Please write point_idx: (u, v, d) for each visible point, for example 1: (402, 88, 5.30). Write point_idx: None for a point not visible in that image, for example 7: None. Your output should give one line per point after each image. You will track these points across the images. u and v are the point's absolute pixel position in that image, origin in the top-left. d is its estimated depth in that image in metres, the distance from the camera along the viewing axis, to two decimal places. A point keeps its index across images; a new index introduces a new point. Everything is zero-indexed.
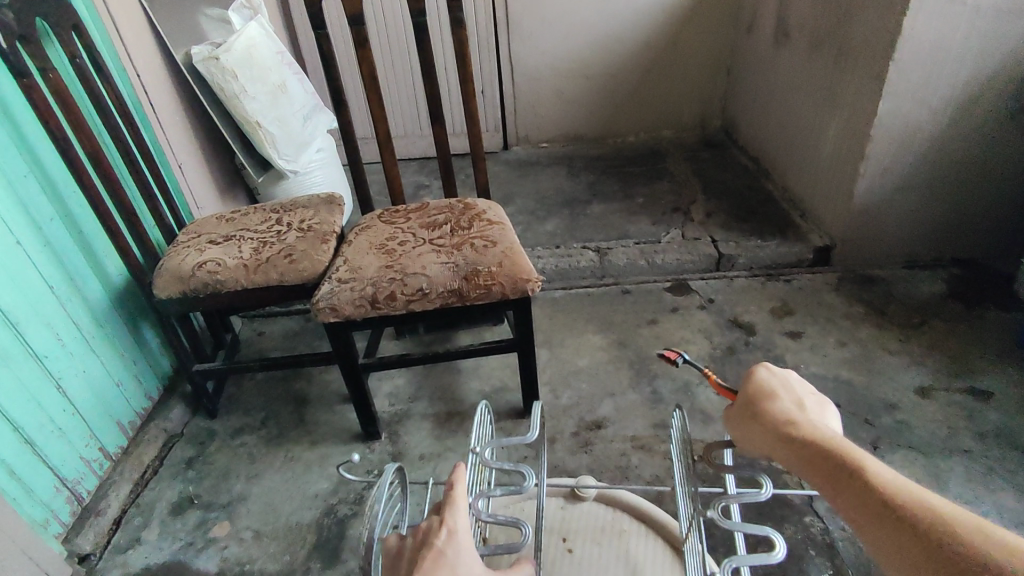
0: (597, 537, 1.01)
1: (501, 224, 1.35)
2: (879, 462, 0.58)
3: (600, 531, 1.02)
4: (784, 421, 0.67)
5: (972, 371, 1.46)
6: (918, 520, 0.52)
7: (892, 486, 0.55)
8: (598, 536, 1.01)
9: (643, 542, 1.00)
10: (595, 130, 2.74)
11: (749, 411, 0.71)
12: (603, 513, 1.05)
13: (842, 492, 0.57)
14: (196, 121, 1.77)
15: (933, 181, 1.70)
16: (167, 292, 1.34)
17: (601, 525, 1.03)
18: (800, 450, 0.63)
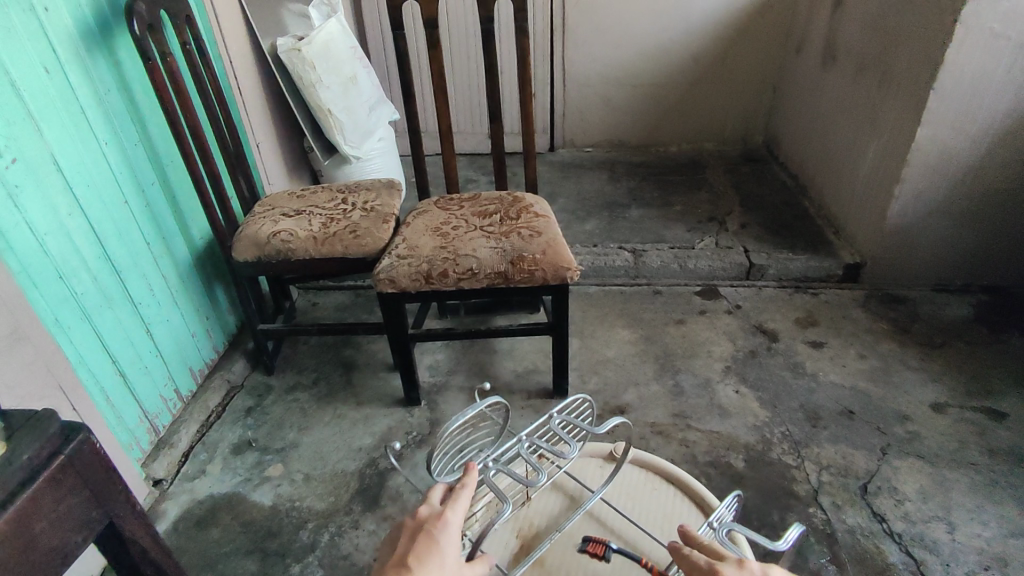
0: (631, 493, 1.12)
1: (546, 217, 1.48)
2: None
3: (635, 489, 1.12)
4: None
5: (987, 392, 1.51)
6: None
7: None
8: (632, 492, 1.12)
9: (674, 503, 1.10)
10: (639, 138, 2.84)
11: None
12: (637, 474, 1.15)
13: None
14: (275, 105, 1.94)
15: (967, 207, 1.75)
16: (244, 256, 1.50)
17: (634, 483, 1.14)
18: None
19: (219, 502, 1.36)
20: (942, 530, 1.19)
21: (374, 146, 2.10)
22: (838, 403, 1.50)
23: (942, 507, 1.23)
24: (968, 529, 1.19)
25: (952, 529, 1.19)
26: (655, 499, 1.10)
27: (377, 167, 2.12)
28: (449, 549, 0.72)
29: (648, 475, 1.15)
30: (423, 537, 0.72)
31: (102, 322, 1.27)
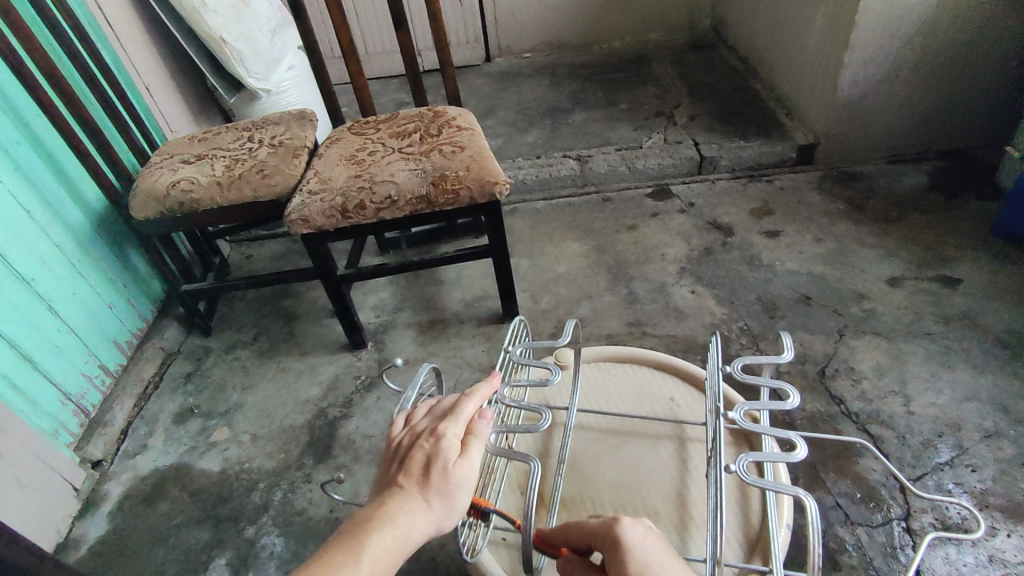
0: (596, 390, 1.01)
1: (470, 129, 1.34)
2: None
3: (596, 385, 1.01)
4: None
5: (943, 260, 1.47)
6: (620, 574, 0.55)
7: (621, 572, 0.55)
8: (597, 390, 1.01)
9: (641, 377, 1.03)
10: (579, 36, 2.63)
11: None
12: (591, 369, 1.04)
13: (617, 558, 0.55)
14: (161, 39, 1.72)
15: (920, 69, 1.64)
16: (144, 214, 1.35)
17: (592, 381, 1.02)
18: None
19: (165, 475, 1.30)
20: (899, 404, 1.18)
21: (284, 76, 1.89)
22: (796, 291, 1.46)
23: (898, 381, 1.22)
24: (924, 400, 1.17)
25: (909, 402, 1.18)
26: (622, 382, 1.01)
27: (293, 98, 1.92)
28: (442, 460, 0.60)
29: (601, 367, 1.05)
30: (417, 451, 0.61)
31: None
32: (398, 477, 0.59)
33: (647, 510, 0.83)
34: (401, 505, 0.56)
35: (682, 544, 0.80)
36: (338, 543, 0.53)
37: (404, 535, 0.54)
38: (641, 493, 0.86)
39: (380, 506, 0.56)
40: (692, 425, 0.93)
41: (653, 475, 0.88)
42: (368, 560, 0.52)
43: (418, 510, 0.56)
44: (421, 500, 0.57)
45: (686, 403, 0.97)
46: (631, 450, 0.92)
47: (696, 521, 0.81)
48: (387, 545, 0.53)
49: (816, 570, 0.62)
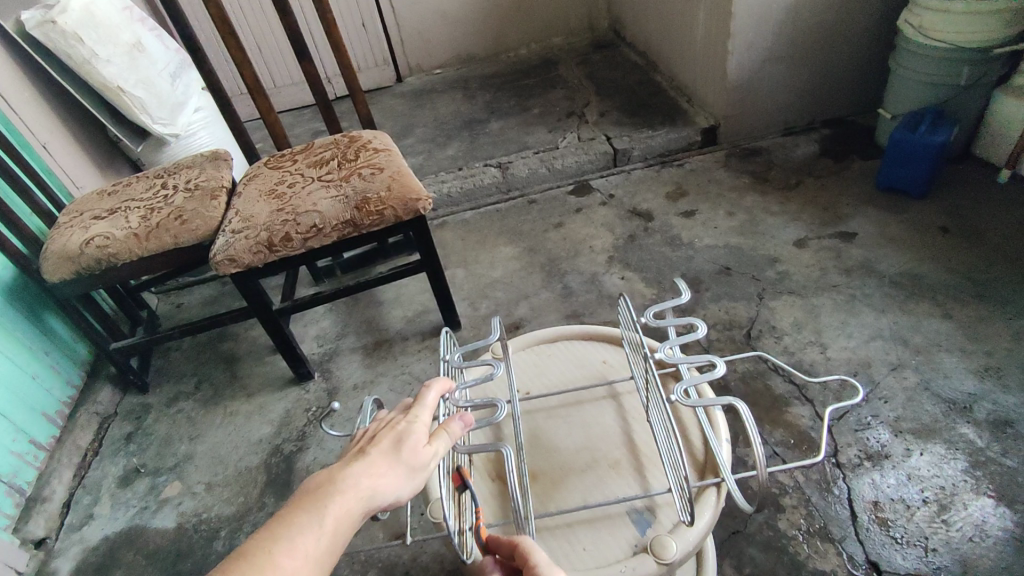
0: (534, 373, 1.01)
1: (387, 150, 1.37)
2: None
3: (532, 368, 1.02)
4: None
5: (840, 218, 1.61)
6: None
7: None
8: (535, 373, 1.01)
9: (573, 350, 1.04)
10: (485, 48, 2.70)
11: None
12: (524, 355, 1.05)
13: None
14: (54, 95, 1.66)
15: (796, 48, 1.79)
16: (57, 275, 1.29)
17: (528, 366, 1.03)
18: None
19: (117, 541, 1.25)
20: (817, 352, 1.28)
21: (191, 118, 1.85)
22: (715, 264, 1.56)
23: (814, 332, 1.32)
24: (838, 345, 1.29)
25: (825, 349, 1.28)
26: (556, 359, 1.03)
27: (204, 140, 1.89)
28: (413, 437, 0.57)
29: (533, 350, 1.06)
30: (384, 430, 0.59)
31: None
32: (363, 448, 0.56)
33: (608, 463, 0.85)
34: (367, 469, 0.52)
35: (644, 483, 0.81)
36: (301, 499, 0.48)
37: (367, 499, 0.50)
38: (597, 450, 0.87)
39: (346, 465, 0.52)
40: (624, 381, 0.95)
41: (602, 432, 0.89)
42: (332, 521, 0.47)
43: (383, 476, 0.53)
44: (388, 466, 0.54)
45: (618, 361, 1.00)
46: (576, 415, 0.93)
47: (652, 458, 0.84)
48: (351, 506, 0.49)
49: (762, 461, 0.67)
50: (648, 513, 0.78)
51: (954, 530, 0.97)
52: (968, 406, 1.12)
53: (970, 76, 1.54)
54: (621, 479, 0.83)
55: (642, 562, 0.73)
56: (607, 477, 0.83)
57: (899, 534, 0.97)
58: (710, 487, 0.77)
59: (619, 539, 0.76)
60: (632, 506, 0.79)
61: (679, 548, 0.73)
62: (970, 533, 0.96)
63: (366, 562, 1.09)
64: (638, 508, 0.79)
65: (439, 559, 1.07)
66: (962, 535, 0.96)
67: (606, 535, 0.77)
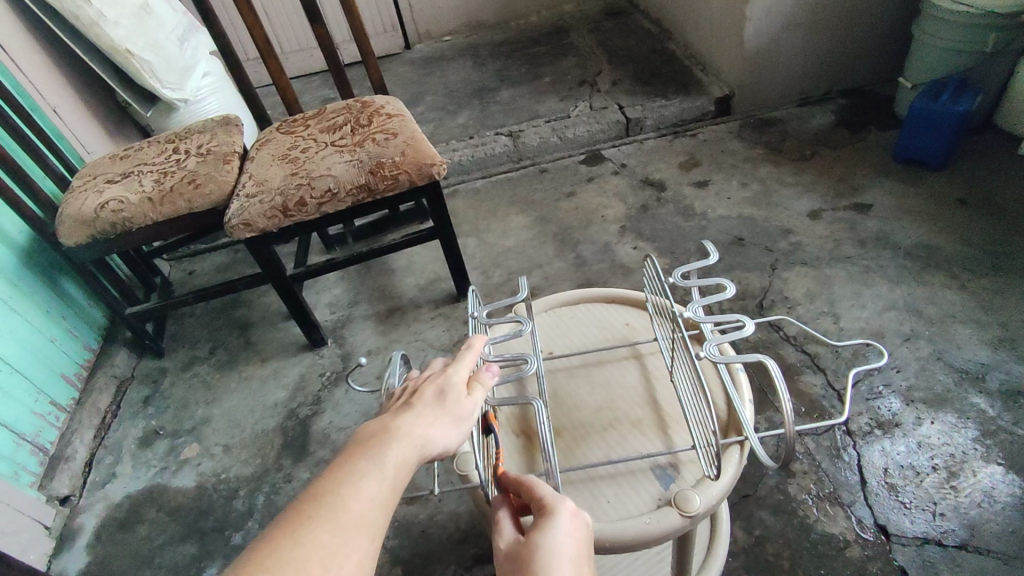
0: (557, 333, 1.02)
1: (400, 115, 1.36)
2: None
3: (555, 329, 1.03)
4: None
5: (856, 189, 1.60)
6: None
7: None
8: (558, 334, 1.02)
9: (595, 313, 1.05)
10: (495, 14, 2.65)
11: None
12: (548, 316, 1.05)
13: None
14: (62, 58, 1.64)
15: (815, 15, 1.75)
16: (74, 239, 1.30)
17: (552, 327, 1.04)
18: None
19: (139, 499, 1.28)
20: (830, 322, 1.28)
21: (200, 83, 1.83)
22: (728, 234, 1.56)
23: (827, 302, 1.32)
24: (851, 315, 1.29)
25: (839, 319, 1.29)
26: (579, 320, 1.03)
27: (213, 106, 1.88)
28: (453, 390, 0.58)
29: (555, 313, 1.06)
30: (422, 386, 0.59)
31: None
32: (408, 403, 0.57)
33: (630, 421, 0.86)
34: (416, 420, 0.53)
35: (668, 441, 0.82)
36: (357, 450, 0.49)
37: (420, 448, 0.51)
38: (618, 409, 0.88)
39: (394, 419, 0.53)
40: (647, 342, 0.96)
41: (623, 392, 0.90)
42: (390, 468, 0.48)
43: (432, 427, 0.54)
44: (435, 416, 0.55)
45: (641, 324, 1.00)
46: (598, 375, 0.94)
47: (674, 418, 0.85)
48: (405, 453, 0.50)
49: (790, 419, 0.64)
50: (671, 469, 0.79)
51: (963, 496, 0.98)
52: (981, 376, 1.13)
53: (996, 43, 1.51)
54: (643, 437, 0.84)
55: (666, 515, 0.73)
56: (630, 435, 0.84)
57: (908, 500, 0.99)
58: (734, 445, 0.77)
59: (644, 492, 0.77)
60: (655, 462, 0.81)
61: (703, 502, 0.73)
62: (979, 499, 0.97)
63: None
64: (662, 464, 0.80)
65: (455, 519, 1.10)
66: (971, 501, 0.97)
67: (630, 490, 0.78)
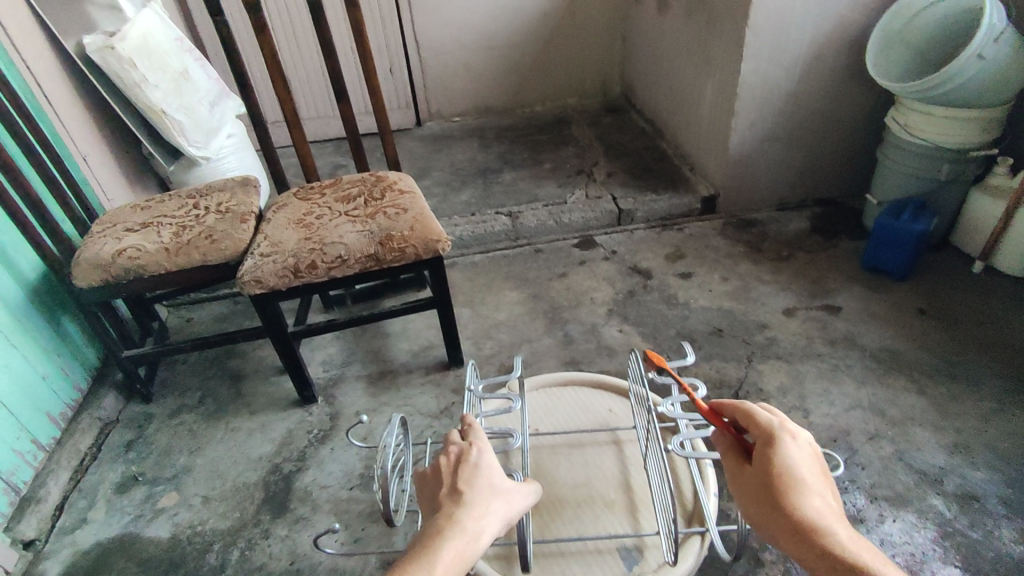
0: (546, 411, 1.08)
1: (411, 192, 1.46)
2: (811, 494, 0.66)
3: (543, 407, 1.09)
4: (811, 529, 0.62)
5: (827, 291, 1.72)
6: (804, 527, 0.63)
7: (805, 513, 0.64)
8: (547, 412, 1.08)
9: (582, 395, 1.11)
10: (503, 102, 2.86)
11: (771, 501, 0.66)
12: (539, 394, 1.12)
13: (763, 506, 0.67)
14: (99, 112, 1.76)
15: (793, 132, 1.94)
16: (88, 281, 1.36)
17: (541, 404, 1.10)
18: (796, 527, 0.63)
19: (109, 546, 1.27)
20: (801, 417, 1.35)
21: (223, 144, 1.95)
22: (709, 325, 1.65)
23: (799, 397, 1.40)
24: (821, 411, 1.36)
25: (809, 414, 1.36)
26: (563, 402, 1.09)
27: (232, 165, 1.99)
28: (491, 477, 0.70)
29: (546, 391, 1.13)
30: (466, 471, 0.71)
31: None
32: (458, 491, 0.68)
33: (604, 500, 0.91)
34: (471, 514, 0.65)
35: (637, 523, 0.88)
36: (424, 552, 0.60)
37: (475, 539, 0.63)
38: (594, 489, 0.93)
39: (450, 517, 0.64)
40: (626, 429, 1.01)
41: (600, 472, 0.96)
42: (451, 565, 0.59)
43: (482, 517, 0.65)
44: (488, 507, 0.67)
45: (624, 411, 1.06)
46: (578, 456, 0.99)
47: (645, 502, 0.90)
48: (470, 549, 0.62)
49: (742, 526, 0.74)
50: (636, 551, 0.85)
51: None
52: (939, 478, 1.19)
53: (950, 172, 1.68)
54: (614, 517, 0.89)
55: None
56: (602, 513, 0.90)
57: None
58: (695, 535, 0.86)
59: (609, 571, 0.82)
60: (623, 543, 0.86)
61: None
62: None
63: None
64: (627, 546, 0.86)
65: None
66: None
67: (596, 568, 0.83)
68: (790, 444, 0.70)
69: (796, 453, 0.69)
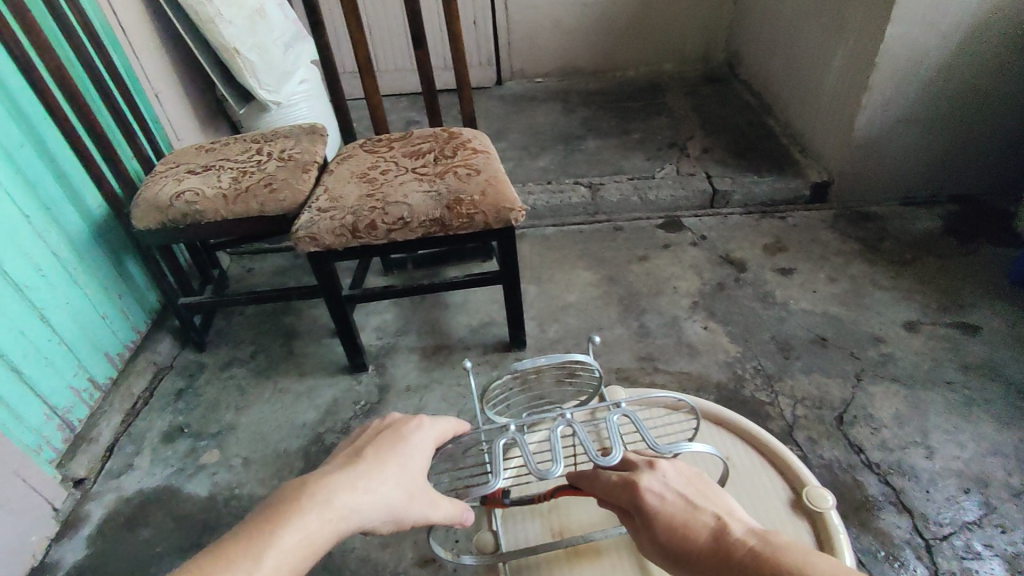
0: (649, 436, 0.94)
1: (486, 152, 1.31)
2: (701, 514, 0.59)
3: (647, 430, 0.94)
4: (722, 547, 0.56)
5: (962, 306, 1.45)
6: (723, 551, 0.56)
7: (710, 535, 0.57)
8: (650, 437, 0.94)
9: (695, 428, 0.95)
10: (591, 63, 2.63)
11: (681, 551, 0.58)
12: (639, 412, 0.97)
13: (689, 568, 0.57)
14: (175, 49, 1.70)
15: (936, 113, 1.64)
16: (146, 223, 1.31)
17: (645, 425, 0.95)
18: (712, 562, 0.56)
19: (150, 498, 1.24)
20: (921, 456, 1.13)
21: (295, 89, 1.86)
22: (811, 331, 1.43)
23: (919, 432, 1.17)
24: (947, 453, 1.13)
25: (931, 453, 1.13)
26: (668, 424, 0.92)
27: (304, 113, 1.90)
28: (408, 458, 0.59)
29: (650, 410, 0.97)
30: (382, 439, 0.60)
31: None
32: (361, 453, 0.58)
33: None
34: (354, 487, 0.53)
35: None
36: (265, 514, 0.49)
37: (341, 520, 0.51)
38: None
39: (325, 479, 0.53)
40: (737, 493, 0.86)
41: None
42: (287, 546, 0.47)
43: (364, 495, 0.53)
44: (379, 485, 0.55)
45: (741, 463, 0.90)
46: None
47: None
48: (328, 522, 0.50)
49: None
50: None
51: None
52: None
53: None
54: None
55: None
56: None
57: None
58: None
59: None
60: None
61: None
62: None
63: None
64: None
65: None
66: None
67: None
68: (650, 485, 0.63)
69: (661, 486, 0.63)
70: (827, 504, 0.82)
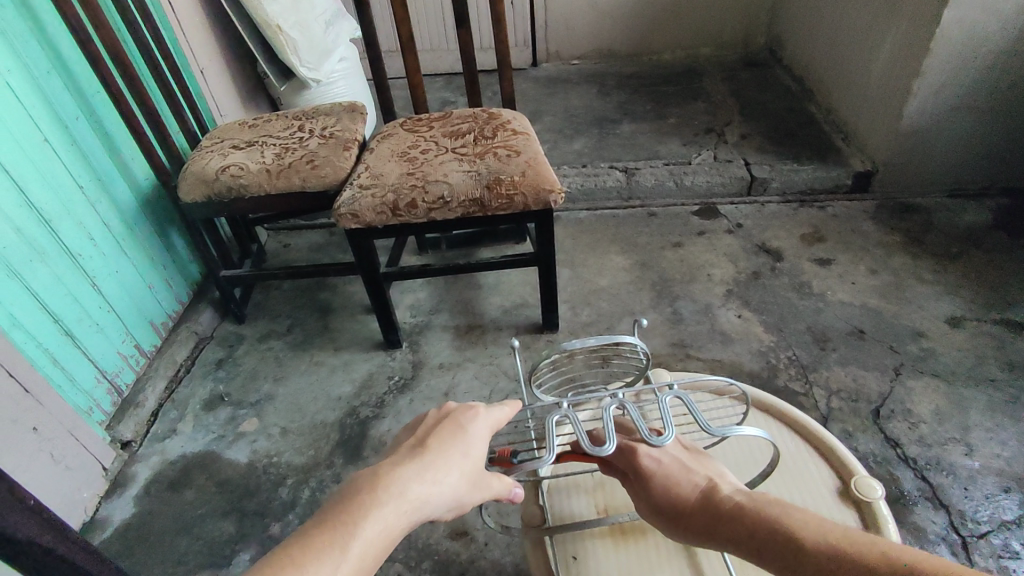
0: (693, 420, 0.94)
1: (525, 133, 1.31)
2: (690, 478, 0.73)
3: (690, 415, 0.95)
4: (708, 503, 0.70)
5: (1008, 303, 1.41)
6: (709, 507, 0.70)
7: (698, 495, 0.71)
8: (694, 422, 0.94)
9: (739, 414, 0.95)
10: (628, 46, 2.60)
11: (675, 507, 0.71)
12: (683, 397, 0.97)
13: (682, 523, 0.71)
14: (219, 25, 1.73)
15: (989, 102, 1.59)
16: (192, 196, 1.34)
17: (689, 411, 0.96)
18: (701, 516, 0.69)
19: (193, 461, 1.29)
20: (960, 453, 1.11)
21: (335, 67, 1.87)
22: (848, 323, 1.40)
23: (959, 428, 1.15)
24: (987, 451, 1.11)
25: (970, 451, 1.12)
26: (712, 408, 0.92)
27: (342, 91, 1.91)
28: (470, 450, 0.61)
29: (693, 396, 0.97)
30: (446, 425, 0.62)
31: (36, 278, 1.15)
32: (425, 442, 0.60)
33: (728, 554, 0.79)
34: (425, 480, 0.55)
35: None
36: (347, 502, 0.51)
37: (413, 511, 0.53)
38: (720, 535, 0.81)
39: (397, 471, 0.55)
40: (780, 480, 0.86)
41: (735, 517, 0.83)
42: (371, 535, 0.49)
43: (432, 487, 0.55)
44: (445, 475, 0.57)
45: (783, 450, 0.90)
46: None
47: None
48: (403, 513, 0.52)
49: None
50: None
51: None
52: None
53: None
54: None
55: None
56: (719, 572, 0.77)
57: None
58: None
59: None
60: None
61: None
62: None
63: (422, 552, 1.06)
64: None
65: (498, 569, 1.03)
66: None
67: None
68: (649, 452, 0.76)
69: (659, 454, 0.76)
70: (875, 494, 0.81)
